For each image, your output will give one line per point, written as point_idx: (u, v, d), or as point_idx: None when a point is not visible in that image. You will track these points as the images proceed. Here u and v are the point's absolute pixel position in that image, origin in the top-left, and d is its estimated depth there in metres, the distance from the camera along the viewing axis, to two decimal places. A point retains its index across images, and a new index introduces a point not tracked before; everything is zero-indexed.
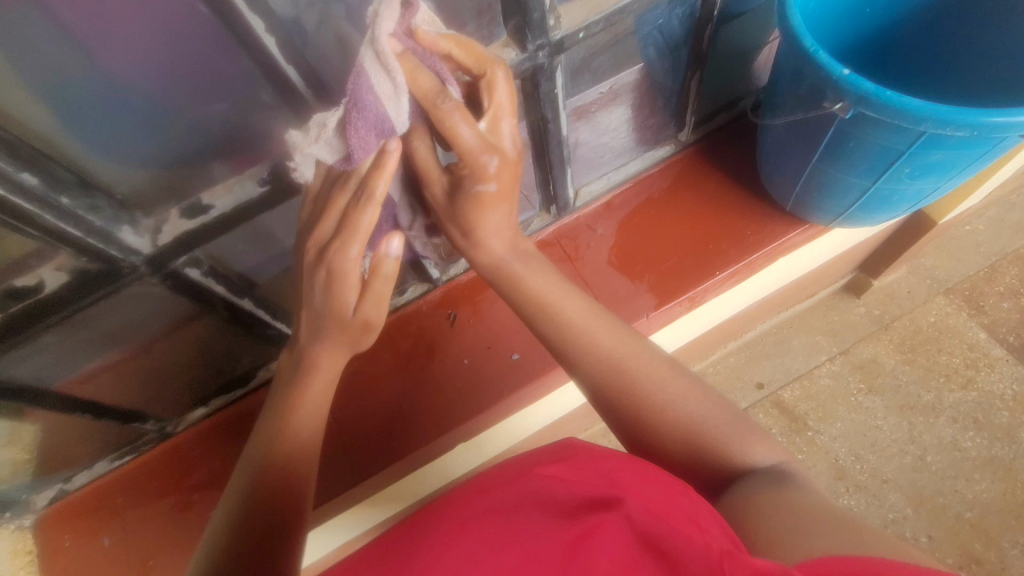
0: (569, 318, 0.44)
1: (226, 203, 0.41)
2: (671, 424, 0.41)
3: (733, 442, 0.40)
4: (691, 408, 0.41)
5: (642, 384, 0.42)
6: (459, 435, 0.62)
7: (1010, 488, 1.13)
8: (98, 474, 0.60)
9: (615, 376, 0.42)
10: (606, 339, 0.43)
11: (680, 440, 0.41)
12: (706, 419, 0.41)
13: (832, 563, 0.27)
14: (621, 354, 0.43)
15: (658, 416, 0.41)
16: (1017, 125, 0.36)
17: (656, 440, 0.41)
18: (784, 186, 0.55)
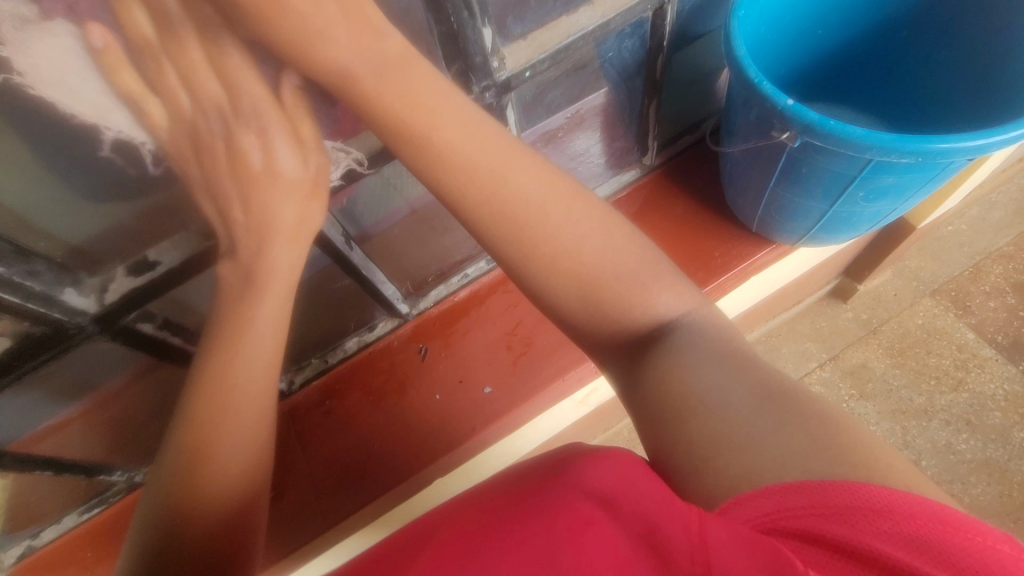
0: (482, 164, 0.33)
1: (174, 258, 0.41)
2: (563, 271, 0.34)
3: (641, 289, 0.34)
4: (598, 249, 0.34)
5: (536, 221, 0.33)
6: (435, 473, 0.62)
7: (1007, 490, 1.12)
8: (66, 529, 0.58)
9: (507, 219, 0.33)
10: (497, 168, 0.33)
11: (585, 292, 0.34)
12: (601, 259, 0.34)
13: (750, 509, 0.26)
14: (515, 189, 0.33)
15: (559, 261, 0.34)
16: (960, 150, 0.36)
17: (562, 288, 0.34)
18: (747, 209, 0.55)
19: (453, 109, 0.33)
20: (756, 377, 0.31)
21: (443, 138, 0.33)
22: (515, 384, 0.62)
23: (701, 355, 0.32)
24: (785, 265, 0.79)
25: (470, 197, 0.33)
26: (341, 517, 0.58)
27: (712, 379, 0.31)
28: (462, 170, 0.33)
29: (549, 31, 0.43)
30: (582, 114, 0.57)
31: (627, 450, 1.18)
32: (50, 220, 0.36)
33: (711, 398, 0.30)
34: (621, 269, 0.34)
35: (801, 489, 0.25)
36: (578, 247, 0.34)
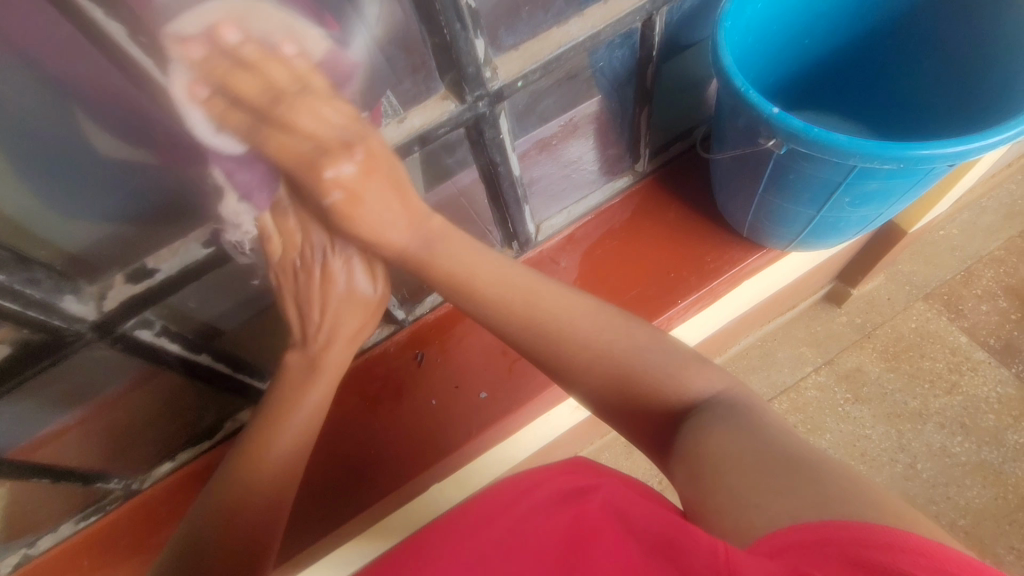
0: (498, 286, 0.42)
1: (171, 267, 0.41)
2: (587, 362, 0.39)
3: (669, 377, 0.39)
4: (630, 355, 0.39)
5: (572, 335, 0.40)
6: (432, 479, 0.62)
7: (1001, 493, 1.13)
8: (63, 537, 0.57)
9: (533, 331, 0.40)
10: (529, 288, 0.41)
11: (619, 389, 0.39)
12: (621, 347, 0.39)
13: (787, 534, 0.28)
14: (542, 310, 0.41)
15: (593, 367, 0.39)
16: (940, 157, 0.37)
17: (598, 387, 0.40)
18: (738, 215, 0.56)
19: (489, 263, 0.43)
20: (769, 445, 0.34)
21: (481, 287, 0.42)
22: (509, 389, 0.63)
23: (723, 426, 0.35)
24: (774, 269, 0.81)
25: (502, 312, 0.41)
26: (339, 523, 0.59)
27: (734, 448, 0.34)
28: (496, 303, 0.42)
29: (540, 42, 0.44)
30: (573, 120, 0.58)
31: (623, 456, 1.18)
32: (55, 227, 0.38)
33: (728, 466, 0.33)
34: (650, 365, 0.39)
35: (817, 527, 0.27)
36: (609, 352, 0.39)
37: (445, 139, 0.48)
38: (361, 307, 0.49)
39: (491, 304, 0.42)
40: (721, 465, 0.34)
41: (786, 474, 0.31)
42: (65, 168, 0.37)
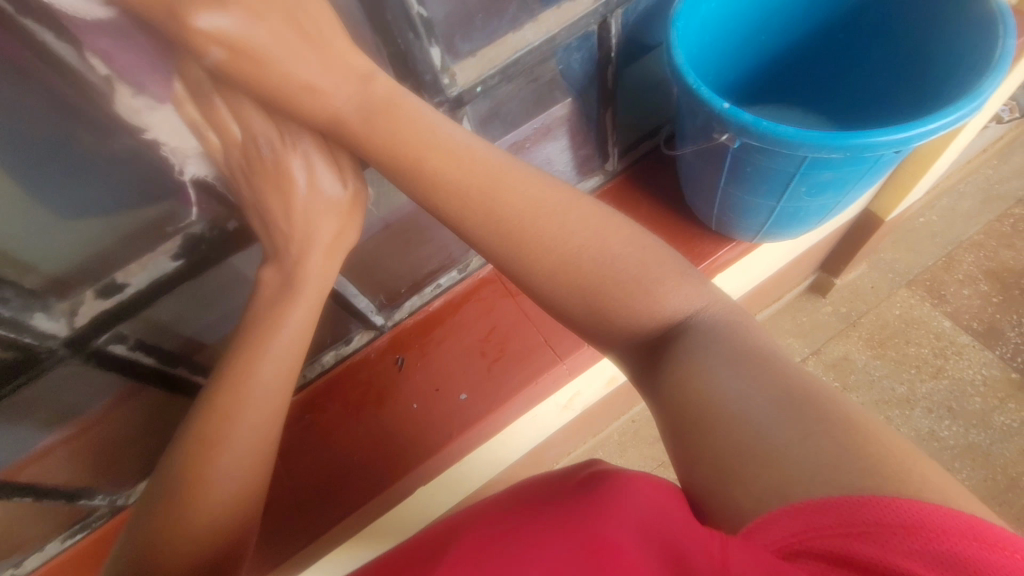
0: (454, 172, 0.36)
1: (142, 280, 0.42)
2: (558, 262, 0.35)
3: (649, 288, 0.35)
4: (607, 268, 0.35)
5: (542, 235, 0.35)
6: (417, 481, 0.63)
7: (990, 474, 1.15)
8: (49, 556, 0.58)
9: (496, 221, 0.35)
10: (493, 178, 0.36)
11: (589, 302, 0.35)
12: (601, 250, 0.35)
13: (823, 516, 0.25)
14: (510, 204, 0.35)
15: (562, 273, 0.35)
16: (883, 144, 0.39)
17: (563, 293, 0.36)
18: (705, 209, 0.57)
19: (475, 154, 0.36)
20: (776, 385, 0.30)
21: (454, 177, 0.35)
22: (489, 390, 0.63)
23: (716, 367, 0.31)
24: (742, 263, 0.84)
25: (460, 205, 0.36)
26: (325, 530, 0.59)
27: (732, 392, 0.30)
28: (471, 203, 0.35)
29: (496, 47, 0.46)
30: (547, 125, 0.59)
31: (618, 454, 1.20)
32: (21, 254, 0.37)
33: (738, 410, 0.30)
34: (631, 281, 0.35)
35: (856, 507, 0.25)
36: (579, 263, 0.35)
37: None
38: (328, 216, 0.44)
39: (465, 200, 0.36)
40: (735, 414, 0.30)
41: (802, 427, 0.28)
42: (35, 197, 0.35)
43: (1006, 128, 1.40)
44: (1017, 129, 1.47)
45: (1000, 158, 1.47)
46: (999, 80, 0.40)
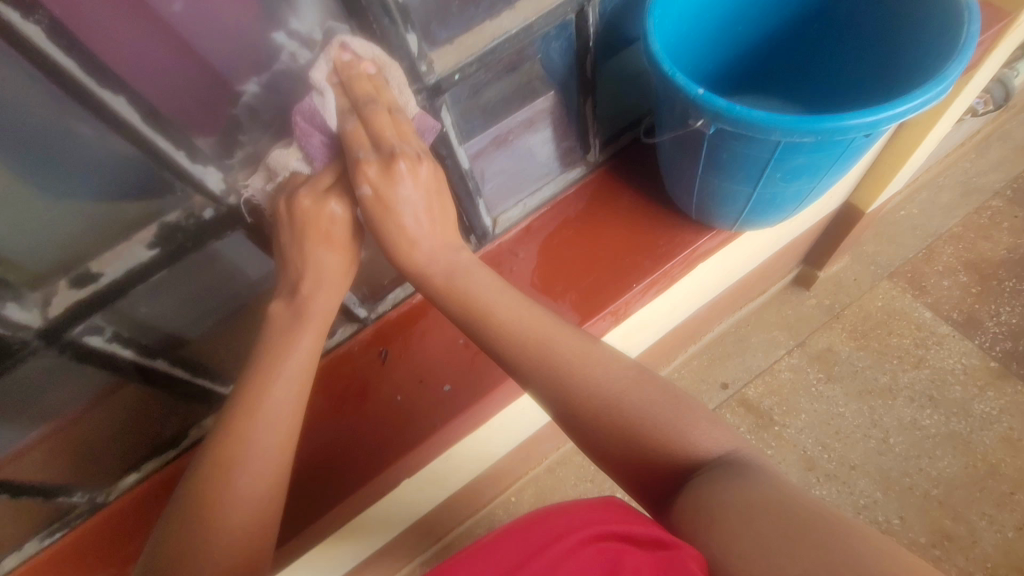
0: (513, 321, 0.44)
1: (117, 269, 0.41)
2: (606, 411, 0.42)
3: (684, 434, 0.42)
4: (639, 412, 0.42)
5: (583, 380, 0.43)
6: (402, 473, 0.62)
7: (971, 461, 1.17)
8: (27, 556, 0.57)
9: (551, 366, 0.43)
10: (543, 332, 0.44)
11: (622, 440, 0.42)
12: (644, 408, 0.43)
13: None
14: (562, 352, 0.43)
15: (600, 414, 0.42)
16: (853, 128, 0.39)
17: (601, 437, 0.43)
18: (685, 198, 0.58)
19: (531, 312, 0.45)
20: (792, 507, 0.37)
21: (514, 323, 0.44)
22: (474, 380, 0.63)
23: (739, 486, 0.38)
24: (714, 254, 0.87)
25: (517, 349, 0.43)
26: (305, 525, 0.59)
27: (750, 504, 0.37)
28: (521, 346, 0.43)
29: (474, 35, 0.46)
30: (531, 117, 0.59)
31: None
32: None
33: (758, 514, 0.36)
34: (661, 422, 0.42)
35: None
36: (611, 403, 0.42)
37: None
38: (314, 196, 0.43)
39: (523, 342, 0.44)
40: (754, 516, 0.36)
41: (812, 532, 0.35)
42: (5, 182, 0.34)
43: (983, 122, 1.43)
44: (994, 123, 1.50)
45: (978, 151, 1.51)
46: (963, 65, 0.41)
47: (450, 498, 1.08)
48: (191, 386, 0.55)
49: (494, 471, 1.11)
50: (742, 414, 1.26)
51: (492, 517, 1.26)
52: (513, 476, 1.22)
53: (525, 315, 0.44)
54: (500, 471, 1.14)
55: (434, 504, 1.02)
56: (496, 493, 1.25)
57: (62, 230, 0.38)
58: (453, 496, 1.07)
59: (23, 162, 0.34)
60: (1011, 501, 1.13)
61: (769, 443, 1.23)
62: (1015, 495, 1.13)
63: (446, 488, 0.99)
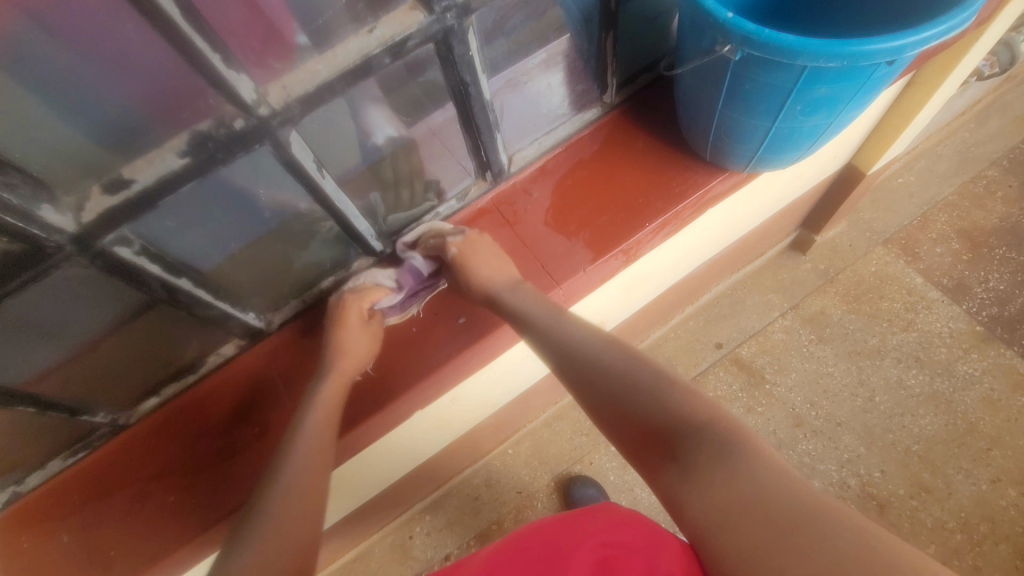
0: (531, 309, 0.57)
1: (148, 177, 0.41)
2: (602, 377, 0.48)
3: (677, 400, 0.44)
4: (651, 399, 0.44)
5: (585, 354, 0.51)
6: (417, 403, 0.64)
7: (951, 419, 1.22)
8: (51, 474, 0.60)
9: (559, 344, 0.53)
10: (557, 322, 0.55)
11: (627, 410, 0.45)
12: (641, 378, 0.46)
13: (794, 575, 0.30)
14: (573, 334, 0.53)
15: (618, 403, 0.46)
16: (879, 52, 0.40)
17: (618, 426, 0.46)
18: (701, 136, 0.58)
19: (552, 308, 0.57)
20: (777, 496, 0.34)
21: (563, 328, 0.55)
22: (486, 313, 0.65)
23: (719, 455, 0.38)
24: (718, 207, 0.89)
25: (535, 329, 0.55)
26: None
27: (719, 478, 0.37)
28: (539, 327, 0.55)
29: None
30: (546, 57, 0.61)
31: None
32: (21, 153, 0.35)
33: (726, 503, 0.35)
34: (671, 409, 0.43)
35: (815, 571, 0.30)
36: (625, 393, 0.46)
37: (415, 55, 0.49)
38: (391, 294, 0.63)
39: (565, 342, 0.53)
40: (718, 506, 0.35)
41: (780, 529, 0.33)
42: (46, 79, 0.34)
43: (984, 91, 1.44)
44: (994, 93, 1.51)
45: (977, 121, 1.52)
46: None
47: (451, 446, 1.11)
48: (213, 311, 0.56)
49: (494, 421, 1.15)
50: (735, 372, 1.30)
51: (490, 467, 1.30)
52: (510, 427, 1.26)
53: (543, 310, 0.56)
54: (499, 422, 1.17)
55: (435, 450, 1.05)
56: (494, 444, 1.28)
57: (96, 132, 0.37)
58: (453, 444, 1.10)
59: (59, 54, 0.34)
60: (988, 456, 1.18)
61: (760, 400, 1.27)
62: (991, 450, 1.19)
63: (448, 434, 1.02)
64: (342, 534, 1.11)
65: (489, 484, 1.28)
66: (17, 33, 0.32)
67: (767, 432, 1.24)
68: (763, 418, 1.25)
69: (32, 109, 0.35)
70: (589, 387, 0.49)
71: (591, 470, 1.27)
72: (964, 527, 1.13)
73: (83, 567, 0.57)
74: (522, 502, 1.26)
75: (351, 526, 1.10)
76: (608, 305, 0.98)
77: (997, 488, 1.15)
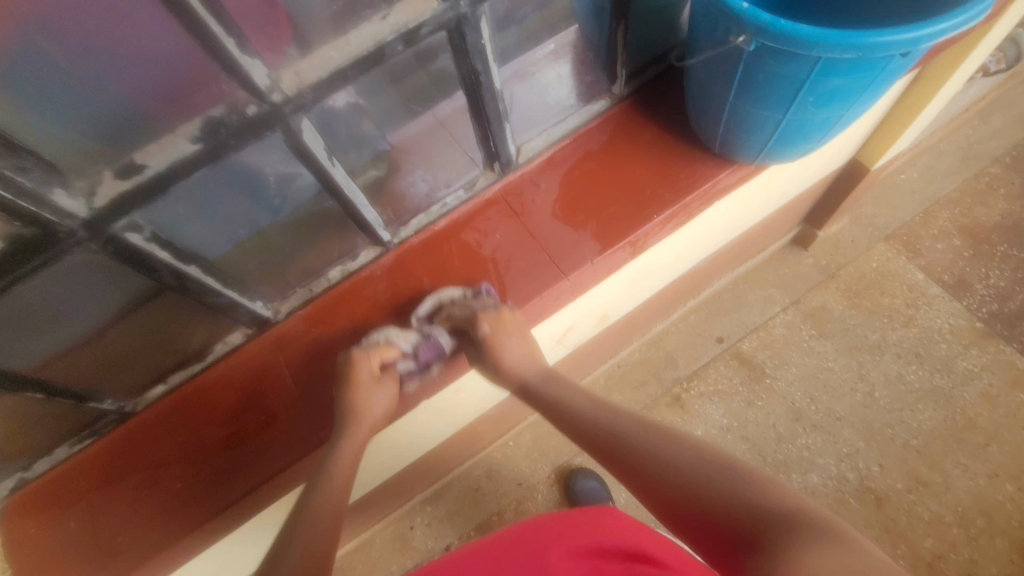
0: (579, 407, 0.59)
1: (161, 162, 0.40)
2: (658, 471, 0.48)
3: (740, 484, 0.44)
4: (721, 492, 0.43)
5: (637, 445, 0.51)
6: (423, 393, 0.65)
7: (950, 414, 1.23)
8: (57, 461, 0.60)
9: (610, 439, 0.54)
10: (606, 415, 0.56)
11: (688, 503, 0.45)
12: (696, 463, 0.47)
13: None
14: (621, 426, 0.54)
15: (689, 504, 0.45)
16: (895, 44, 0.40)
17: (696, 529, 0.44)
18: (711, 128, 0.58)
19: (598, 401, 0.59)
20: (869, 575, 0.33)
21: (616, 424, 0.55)
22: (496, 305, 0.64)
23: (800, 538, 0.37)
24: (724, 200, 0.89)
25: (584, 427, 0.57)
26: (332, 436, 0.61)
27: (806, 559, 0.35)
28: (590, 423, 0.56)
29: None
30: (554, 49, 0.65)
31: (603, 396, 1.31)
32: (34, 132, 0.36)
33: None
34: (749, 502, 0.42)
35: None
36: (696, 489, 0.45)
37: (426, 43, 0.48)
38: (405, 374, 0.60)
39: (619, 441, 0.53)
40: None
41: None
42: (65, 61, 0.35)
43: (988, 87, 1.44)
44: (998, 90, 1.51)
45: (981, 118, 1.52)
46: None
47: (453, 437, 1.11)
48: (222, 299, 0.56)
49: (495, 413, 1.15)
50: (735, 366, 1.31)
51: (490, 459, 1.30)
52: (511, 419, 1.26)
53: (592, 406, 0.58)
54: (500, 414, 1.17)
55: (437, 440, 1.06)
56: (495, 436, 1.29)
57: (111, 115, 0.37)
58: (455, 436, 1.10)
59: (78, 28, 0.34)
60: (985, 451, 1.19)
61: (760, 394, 1.28)
62: (989, 445, 1.20)
63: (450, 425, 1.02)
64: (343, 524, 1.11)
65: (489, 476, 1.29)
66: (37, 13, 0.32)
67: (767, 426, 1.25)
68: (763, 412, 1.26)
69: (47, 80, 0.35)
70: (650, 487, 0.49)
71: (592, 462, 1.28)
72: (961, 521, 1.14)
73: (92, 551, 0.58)
74: (522, 494, 1.26)
75: (353, 516, 1.10)
76: (611, 297, 0.98)
77: (994, 483, 1.17)
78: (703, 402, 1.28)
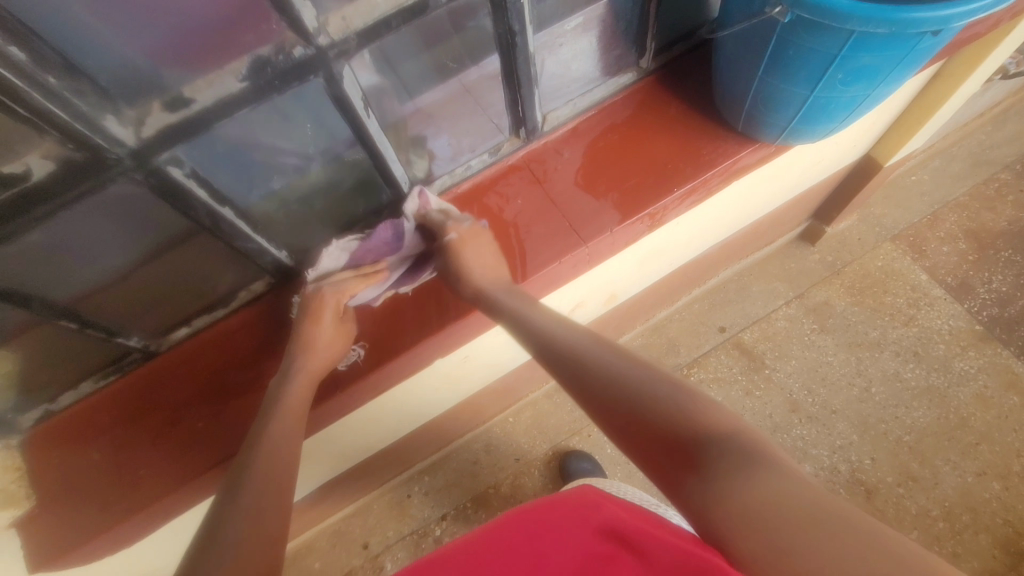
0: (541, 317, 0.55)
1: (208, 98, 0.42)
2: (604, 377, 0.46)
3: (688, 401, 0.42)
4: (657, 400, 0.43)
5: (584, 358, 0.49)
6: (437, 346, 0.66)
7: (944, 412, 1.25)
8: (83, 395, 0.62)
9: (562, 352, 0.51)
10: (556, 322, 0.54)
11: (625, 407, 0.44)
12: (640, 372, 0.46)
13: None
14: (567, 337, 0.52)
15: (628, 413, 0.43)
16: (927, 20, 0.41)
17: (628, 436, 0.43)
18: (737, 104, 0.60)
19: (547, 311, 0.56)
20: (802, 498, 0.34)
21: (573, 338, 0.51)
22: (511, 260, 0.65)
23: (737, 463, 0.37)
24: (738, 185, 0.90)
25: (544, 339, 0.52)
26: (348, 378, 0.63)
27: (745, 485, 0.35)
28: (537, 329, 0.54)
29: None
30: (583, 21, 0.62)
31: None
32: (90, 59, 0.36)
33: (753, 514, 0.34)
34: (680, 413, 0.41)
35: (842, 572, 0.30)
36: (641, 399, 0.43)
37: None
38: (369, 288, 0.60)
39: (579, 356, 0.49)
40: (738, 512, 0.34)
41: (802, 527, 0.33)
42: None
43: (1004, 94, 1.45)
44: (1013, 97, 1.52)
45: (995, 124, 1.53)
46: None
47: (456, 407, 1.13)
48: (251, 245, 0.57)
49: (498, 387, 1.17)
50: (736, 356, 1.32)
51: (490, 434, 1.33)
52: (513, 395, 1.29)
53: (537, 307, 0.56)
54: (503, 388, 1.19)
55: (441, 410, 1.08)
56: (496, 411, 1.31)
57: (167, 44, 0.38)
58: (458, 406, 1.12)
59: None
60: (976, 450, 1.21)
61: (758, 384, 1.30)
62: (980, 445, 1.22)
63: (455, 394, 1.04)
64: (344, 488, 1.14)
65: (488, 450, 1.31)
66: None
67: (764, 415, 1.27)
68: (760, 401, 1.28)
69: (105, 9, 0.35)
70: (586, 391, 0.47)
71: (589, 443, 1.30)
72: (947, 516, 1.16)
73: (112, 484, 0.60)
74: (519, 469, 1.29)
75: (354, 479, 1.13)
76: (621, 278, 1.00)
77: (982, 481, 1.19)
78: (702, 389, 1.30)
